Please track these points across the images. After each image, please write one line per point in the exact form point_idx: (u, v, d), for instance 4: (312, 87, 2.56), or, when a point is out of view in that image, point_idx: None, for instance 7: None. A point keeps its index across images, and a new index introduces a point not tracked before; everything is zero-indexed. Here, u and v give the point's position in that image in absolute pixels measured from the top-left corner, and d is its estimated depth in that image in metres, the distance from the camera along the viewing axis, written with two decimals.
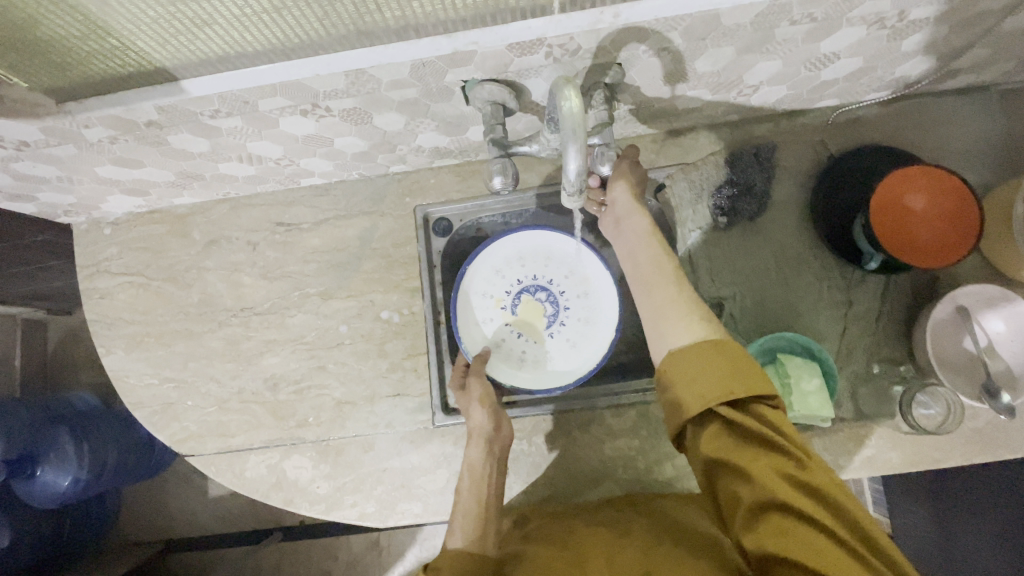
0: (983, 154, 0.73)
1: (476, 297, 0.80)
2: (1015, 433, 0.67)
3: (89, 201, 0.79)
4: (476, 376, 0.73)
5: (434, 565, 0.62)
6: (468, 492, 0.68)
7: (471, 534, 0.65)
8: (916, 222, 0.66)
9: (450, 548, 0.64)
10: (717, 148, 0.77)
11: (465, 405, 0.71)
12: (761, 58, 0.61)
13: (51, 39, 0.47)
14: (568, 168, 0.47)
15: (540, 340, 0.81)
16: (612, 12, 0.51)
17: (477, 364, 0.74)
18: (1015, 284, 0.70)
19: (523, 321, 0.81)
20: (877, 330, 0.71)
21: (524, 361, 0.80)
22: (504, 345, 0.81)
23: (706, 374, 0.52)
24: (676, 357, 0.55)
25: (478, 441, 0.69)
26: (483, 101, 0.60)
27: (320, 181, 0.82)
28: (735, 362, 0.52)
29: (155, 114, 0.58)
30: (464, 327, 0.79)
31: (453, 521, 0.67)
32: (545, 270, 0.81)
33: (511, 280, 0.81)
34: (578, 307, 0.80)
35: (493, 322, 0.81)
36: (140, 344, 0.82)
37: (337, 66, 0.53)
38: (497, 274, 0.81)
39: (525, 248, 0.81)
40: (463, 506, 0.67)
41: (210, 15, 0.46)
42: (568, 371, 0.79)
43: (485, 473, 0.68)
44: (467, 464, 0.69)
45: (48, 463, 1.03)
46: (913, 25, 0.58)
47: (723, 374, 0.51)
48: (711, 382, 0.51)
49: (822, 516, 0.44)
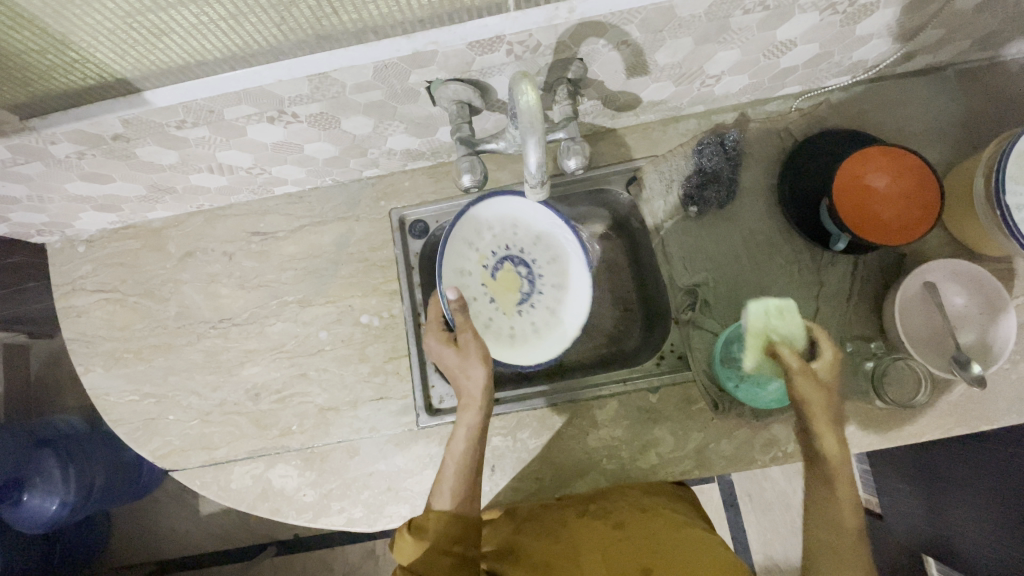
0: (943, 133, 0.75)
1: (462, 245, 0.77)
2: (989, 403, 0.69)
3: (62, 220, 0.79)
4: (470, 331, 0.68)
5: (420, 525, 0.61)
6: (459, 450, 0.65)
7: (459, 495, 0.63)
8: (875, 198, 0.67)
9: (436, 510, 0.62)
10: (685, 138, 0.78)
11: (461, 360, 0.68)
12: (720, 47, 0.62)
13: (9, 54, 0.47)
14: (529, 160, 0.48)
15: (509, 313, 0.80)
16: (567, 7, 0.52)
17: (462, 317, 0.68)
18: (982, 258, 0.72)
19: (500, 286, 0.80)
20: (849, 310, 0.72)
21: (487, 328, 0.78)
22: (474, 304, 0.79)
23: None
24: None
25: (478, 403, 0.66)
26: (449, 100, 0.61)
27: (293, 189, 0.82)
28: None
29: (120, 127, 0.58)
30: (446, 268, 0.76)
31: (440, 481, 0.64)
32: (532, 249, 0.80)
33: (498, 243, 0.80)
34: (550, 296, 0.80)
35: (472, 277, 0.79)
36: (119, 360, 0.81)
37: (299, 71, 0.54)
38: (489, 232, 0.79)
39: (523, 219, 0.79)
40: (454, 465, 0.64)
41: (167, 25, 0.46)
42: (521, 349, 0.78)
43: (482, 434, 0.66)
44: (463, 425, 0.66)
45: (34, 488, 1.03)
46: (864, 10, 0.60)
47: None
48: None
49: None
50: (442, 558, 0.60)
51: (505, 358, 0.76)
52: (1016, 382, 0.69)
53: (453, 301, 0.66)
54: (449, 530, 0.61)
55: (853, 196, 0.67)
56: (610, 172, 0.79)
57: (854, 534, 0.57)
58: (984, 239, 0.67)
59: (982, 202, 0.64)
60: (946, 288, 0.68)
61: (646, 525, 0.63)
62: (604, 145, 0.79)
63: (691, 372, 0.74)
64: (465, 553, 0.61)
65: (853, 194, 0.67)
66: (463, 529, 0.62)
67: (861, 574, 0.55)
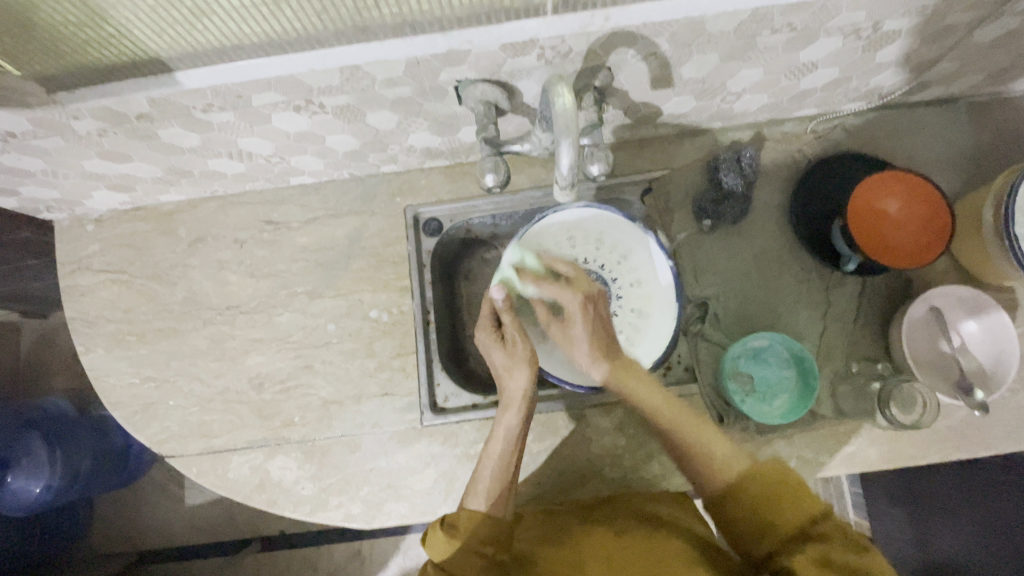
0: (952, 163, 0.77)
1: (536, 250, 0.75)
2: (988, 430, 0.70)
3: (73, 197, 0.78)
4: (518, 332, 0.65)
5: (452, 522, 0.60)
6: (498, 450, 0.63)
7: (494, 497, 0.61)
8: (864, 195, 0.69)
9: (470, 509, 0.60)
10: (702, 153, 0.79)
11: (507, 360, 0.66)
12: (744, 65, 0.63)
13: (45, 24, 0.47)
14: (560, 163, 0.48)
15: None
16: (603, 15, 0.52)
17: (511, 319, 0.65)
18: (985, 286, 0.73)
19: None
20: (854, 331, 0.74)
21: (545, 338, 0.76)
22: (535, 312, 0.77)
23: (759, 488, 0.54)
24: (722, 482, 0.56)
25: (519, 405, 0.64)
26: (475, 101, 0.61)
27: (309, 180, 0.82)
28: (774, 476, 0.54)
29: (146, 107, 0.58)
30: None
31: (475, 479, 0.63)
32: (615, 267, 0.77)
33: (578, 255, 0.77)
34: (626, 319, 0.76)
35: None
36: (122, 342, 0.80)
37: (333, 62, 0.54)
38: (569, 240, 0.76)
39: (608, 234, 0.76)
40: (493, 463, 0.63)
41: (208, 6, 0.47)
42: None
43: (519, 438, 0.64)
44: (506, 428, 0.64)
45: (20, 470, 1.01)
46: (887, 37, 0.61)
47: (760, 485, 0.54)
48: (764, 500, 0.53)
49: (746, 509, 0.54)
50: (473, 557, 0.58)
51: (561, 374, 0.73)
52: (1015, 411, 0.70)
53: (501, 301, 0.63)
54: (482, 531, 0.59)
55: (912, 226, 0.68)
56: (627, 182, 0.79)
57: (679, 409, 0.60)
58: (991, 268, 0.69)
59: (992, 233, 0.65)
60: (953, 315, 0.69)
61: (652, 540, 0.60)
62: (621, 155, 0.80)
63: (697, 384, 0.74)
64: (495, 555, 0.59)
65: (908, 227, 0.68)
66: (495, 530, 0.60)
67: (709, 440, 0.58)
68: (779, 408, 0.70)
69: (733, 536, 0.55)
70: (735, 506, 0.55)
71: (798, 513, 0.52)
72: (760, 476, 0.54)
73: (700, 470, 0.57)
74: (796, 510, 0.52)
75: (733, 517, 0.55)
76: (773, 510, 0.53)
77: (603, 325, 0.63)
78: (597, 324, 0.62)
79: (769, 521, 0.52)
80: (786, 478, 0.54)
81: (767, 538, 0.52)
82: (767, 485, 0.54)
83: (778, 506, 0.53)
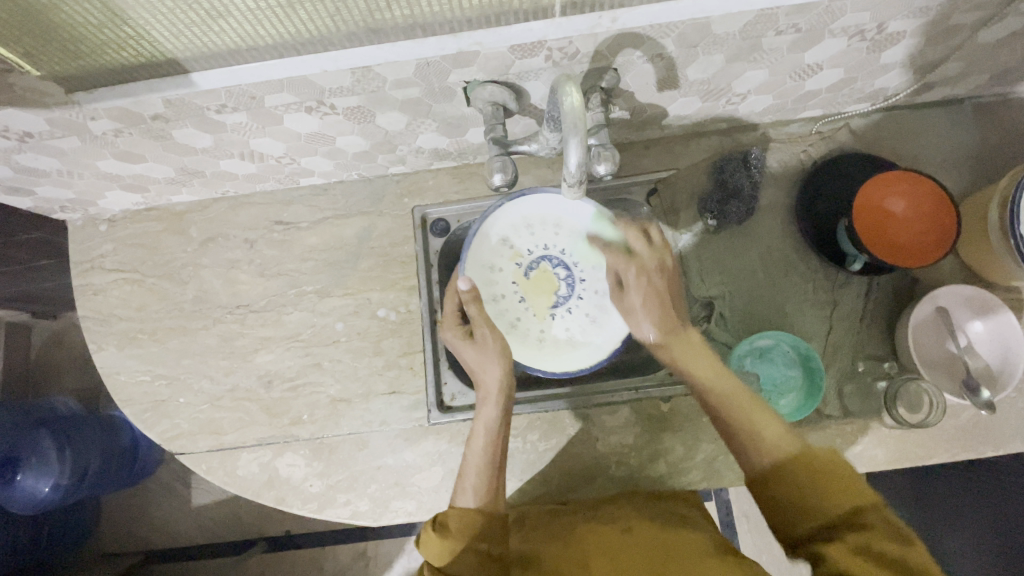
0: (957, 163, 0.77)
1: (495, 241, 0.78)
2: (995, 430, 0.70)
3: (87, 197, 0.79)
4: (485, 324, 0.69)
5: (443, 523, 0.60)
6: (481, 444, 0.66)
7: (483, 492, 0.62)
8: (899, 176, 0.68)
9: (460, 507, 0.61)
10: (708, 154, 0.80)
11: (479, 357, 0.69)
12: (749, 66, 0.64)
13: (66, 26, 0.49)
14: (569, 162, 0.49)
15: (541, 316, 0.79)
16: (610, 16, 0.53)
17: (477, 311, 0.69)
18: (992, 287, 0.73)
19: (533, 287, 0.79)
20: (861, 330, 0.74)
21: (515, 327, 0.78)
22: (502, 301, 0.78)
23: (805, 470, 0.49)
24: (759, 461, 0.52)
25: (497, 398, 0.67)
26: (484, 102, 0.62)
27: (319, 181, 0.83)
28: (826, 461, 0.49)
29: (162, 108, 0.59)
30: (473, 261, 0.76)
31: (460, 480, 0.64)
32: (574, 251, 0.78)
33: (537, 242, 0.78)
34: (589, 300, 0.78)
35: (502, 275, 0.78)
36: (133, 340, 0.82)
37: (345, 63, 0.55)
38: (527, 228, 0.78)
39: (565, 218, 0.77)
40: (477, 457, 0.65)
41: (224, 8, 0.48)
42: (561, 353, 0.77)
43: (502, 427, 0.67)
44: (486, 420, 0.66)
45: (29, 468, 1.00)
46: (891, 37, 0.62)
47: (812, 466, 0.49)
48: (807, 482, 0.48)
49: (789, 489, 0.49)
50: (468, 554, 0.58)
51: (528, 359, 0.76)
52: (1023, 411, 0.70)
53: (465, 292, 0.68)
54: (475, 524, 0.59)
55: (921, 230, 0.68)
56: (632, 182, 0.80)
57: (736, 387, 0.59)
58: (997, 268, 0.69)
59: (998, 232, 0.65)
60: (960, 315, 0.69)
61: (661, 540, 0.58)
62: (627, 156, 0.81)
63: None
64: (490, 551, 0.59)
65: (917, 229, 0.68)
66: (491, 524, 0.60)
67: (762, 417, 0.55)
68: (787, 406, 0.71)
69: (772, 516, 0.50)
70: (771, 485, 0.50)
71: (844, 499, 0.47)
72: (807, 461, 0.49)
73: (744, 447, 0.54)
74: (843, 498, 0.47)
75: (773, 496, 0.50)
76: (816, 493, 0.48)
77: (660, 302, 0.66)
78: (658, 297, 0.67)
79: (809, 505, 0.48)
80: (838, 465, 0.49)
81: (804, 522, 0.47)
82: (811, 469, 0.49)
83: (825, 491, 0.47)
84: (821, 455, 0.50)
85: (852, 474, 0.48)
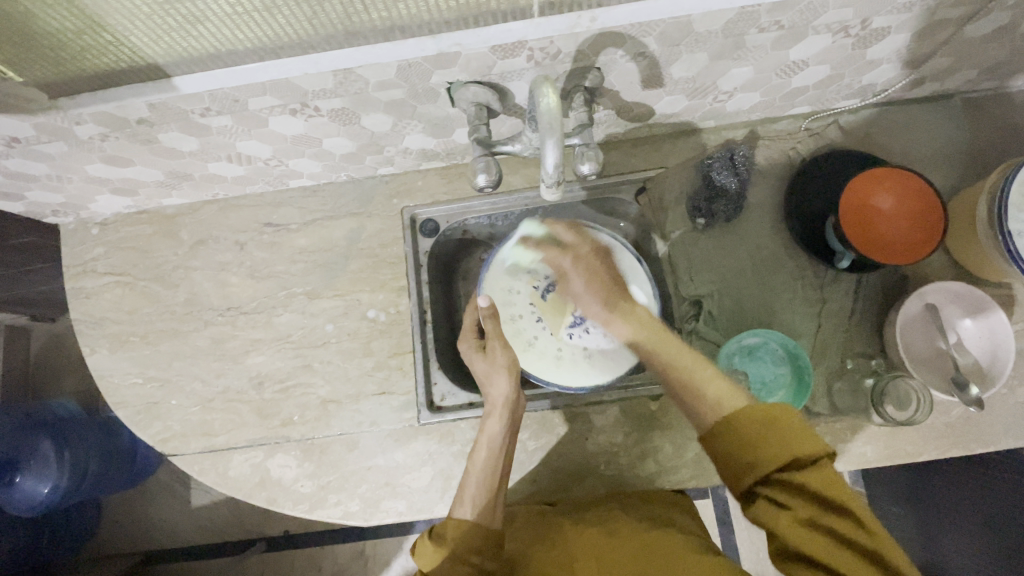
0: (947, 159, 0.77)
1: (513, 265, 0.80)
2: (986, 426, 0.69)
3: (78, 201, 0.80)
4: (499, 340, 0.71)
5: (440, 533, 0.61)
6: (482, 459, 0.65)
7: (480, 505, 0.62)
8: (894, 172, 0.68)
9: (457, 518, 0.61)
10: (696, 152, 0.79)
11: (488, 368, 0.70)
12: (733, 64, 0.64)
13: (46, 33, 0.49)
14: (547, 163, 0.49)
15: (558, 336, 0.78)
16: (589, 16, 0.53)
17: (493, 326, 0.72)
18: (982, 283, 0.73)
19: (551, 307, 0.79)
20: (850, 327, 0.74)
21: (531, 346, 0.78)
22: (518, 321, 0.79)
23: (737, 426, 0.48)
24: (708, 422, 0.51)
25: (502, 411, 0.66)
26: (469, 102, 0.63)
27: (308, 183, 0.83)
28: (759, 414, 0.48)
29: (146, 111, 0.60)
30: (489, 280, 0.79)
31: (461, 491, 0.63)
32: None
33: (553, 266, 0.80)
34: None
35: (519, 297, 0.80)
36: (125, 343, 0.82)
37: (325, 65, 0.55)
38: (546, 256, 0.81)
39: None
40: (477, 473, 0.64)
41: (202, 12, 0.48)
42: (573, 373, 0.76)
43: (504, 444, 0.66)
44: (490, 436, 0.66)
45: (28, 470, 1.02)
46: (875, 34, 0.61)
47: (743, 422, 0.48)
48: (742, 443, 0.48)
49: (727, 445, 0.49)
50: (460, 565, 0.59)
51: (544, 376, 0.75)
52: (1014, 407, 0.70)
53: (485, 307, 0.72)
54: (471, 540, 0.60)
55: (898, 254, 0.67)
56: (621, 182, 0.80)
57: (682, 352, 0.57)
58: (986, 264, 0.68)
59: (985, 228, 0.65)
60: (950, 311, 0.69)
61: (644, 543, 0.59)
62: (615, 154, 0.81)
63: None
64: (483, 564, 0.60)
65: (894, 251, 0.67)
66: (485, 539, 0.60)
67: (708, 382, 0.53)
68: None
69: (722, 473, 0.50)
70: (715, 441, 0.50)
71: (780, 451, 0.46)
72: (743, 421, 0.48)
73: (692, 412, 0.53)
74: (782, 453, 0.46)
75: (718, 456, 0.50)
76: (748, 446, 0.47)
77: (594, 274, 0.66)
78: (593, 277, 0.66)
79: (749, 461, 0.47)
80: (778, 421, 0.47)
81: (747, 478, 0.47)
82: (749, 430, 0.47)
83: (759, 447, 0.47)
84: (751, 413, 0.48)
85: (795, 423, 0.47)
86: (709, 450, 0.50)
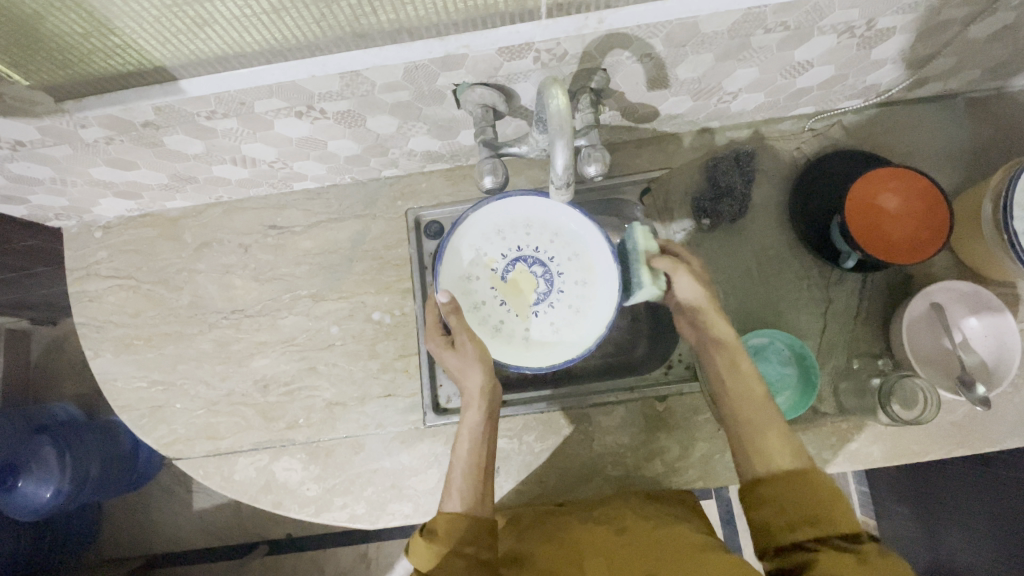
0: (951, 159, 0.77)
1: (468, 249, 0.75)
2: (991, 426, 0.69)
3: (82, 204, 0.79)
4: (467, 333, 0.68)
5: (431, 528, 0.60)
6: (467, 450, 0.65)
7: (469, 497, 0.62)
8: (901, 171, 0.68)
9: (447, 512, 0.61)
10: (700, 153, 0.80)
11: (460, 363, 0.68)
12: (739, 65, 0.64)
13: (53, 36, 0.49)
14: (555, 164, 0.49)
15: (523, 316, 0.76)
16: (596, 18, 0.54)
17: (457, 321, 0.68)
18: (986, 282, 0.73)
19: (512, 288, 0.76)
20: (855, 327, 0.74)
21: (499, 331, 0.75)
22: (482, 308, 0.76)
23: (804, 487, 0.52)
24: (777, 468, 0.55)
25: (479, 402, 0.66)
26: (474, 104, 0.62)
27: (312, 185, 0.83)
28: (825, 485, 0.52)
29: (152, 114, 0.59)
30: (447, 273, 0.74)
31: (448, 486, 0.63)
32: (548, 246, 0.76)
33: (510, 245, 0.76)
34: (572, 292, 0.76)
35: (479, 283, 0.75)
36: (129, 346, 0.82)
37: (332, 67, 0.55)
38: (498, 234, 0.76)
39: (536, 217, 0.76)
40: (462, 466, 0.64)
41: (210, 15, 0.48)
42: (543, 350, 0.75)
43: (485, 433, 0.66)
44: (469, 427, 0.66)
45: (31, 475, 1.00)
46: (881, 34, 0.61)
47: (812, 485, 0.52)
48: (807, 496, 0.52)
49: (787, 498, 0.52)
50: (455, 559, 0.57)
51: (515, 360, 0.74)
52: (1020, 406, 0.70)
53: (444, 303, 0.68)
54: (461, 531, 0.59)
55: (901, 254, 0.67)
56: (625, 182, 0.80)
57: (763, 398, 0.61)
58: (991, 264, 0.69)
59: (990, 228, 0.65)
60: (955, 311, 0.69)
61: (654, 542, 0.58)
62: (620, 155, 0.81)
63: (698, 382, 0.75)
64: (478, 556, 0.58)
65: (898, 251, 0.68)
66: (478, 531, 0.60)
67: (789, 436, 0.58)
68: (781, 406, 0.71)
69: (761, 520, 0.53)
70: (775, 488, 0.53)
71: (836, 519, 0.50)
72: (815, 483, 0.52)
73: (757, 455, 0.57)
74: (841, 518, 0.50)
75: (770, 500, 0.53)
76: (807, 506, 0.51)
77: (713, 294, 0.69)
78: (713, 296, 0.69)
79: (803, 514, 0.51)
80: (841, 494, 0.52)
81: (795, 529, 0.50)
82: (818, 491, 0.52)
83: (819, 510, 0.50)
84: (823, 482, 0.52)
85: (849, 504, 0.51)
86: (759, 493, 0.54)
